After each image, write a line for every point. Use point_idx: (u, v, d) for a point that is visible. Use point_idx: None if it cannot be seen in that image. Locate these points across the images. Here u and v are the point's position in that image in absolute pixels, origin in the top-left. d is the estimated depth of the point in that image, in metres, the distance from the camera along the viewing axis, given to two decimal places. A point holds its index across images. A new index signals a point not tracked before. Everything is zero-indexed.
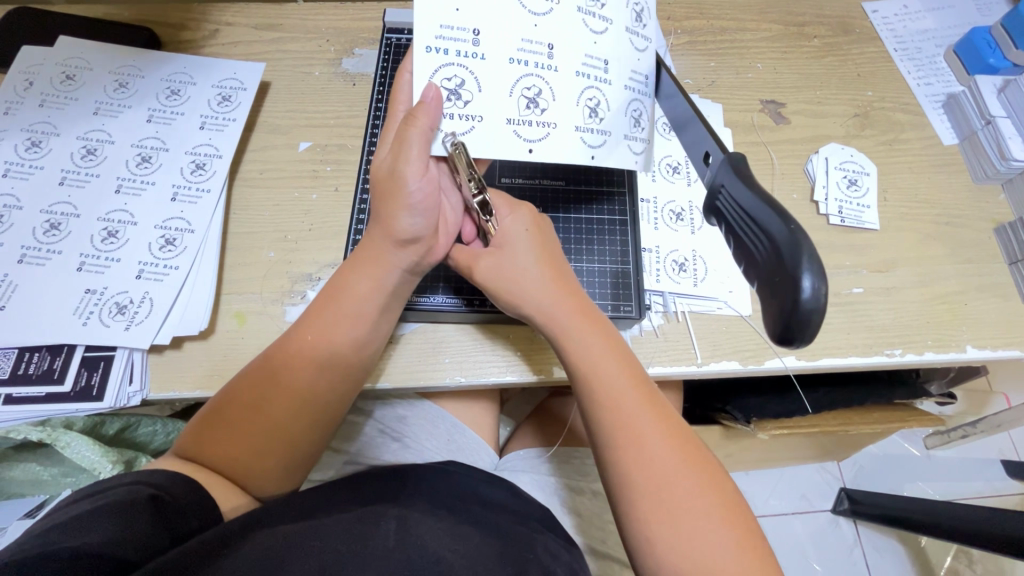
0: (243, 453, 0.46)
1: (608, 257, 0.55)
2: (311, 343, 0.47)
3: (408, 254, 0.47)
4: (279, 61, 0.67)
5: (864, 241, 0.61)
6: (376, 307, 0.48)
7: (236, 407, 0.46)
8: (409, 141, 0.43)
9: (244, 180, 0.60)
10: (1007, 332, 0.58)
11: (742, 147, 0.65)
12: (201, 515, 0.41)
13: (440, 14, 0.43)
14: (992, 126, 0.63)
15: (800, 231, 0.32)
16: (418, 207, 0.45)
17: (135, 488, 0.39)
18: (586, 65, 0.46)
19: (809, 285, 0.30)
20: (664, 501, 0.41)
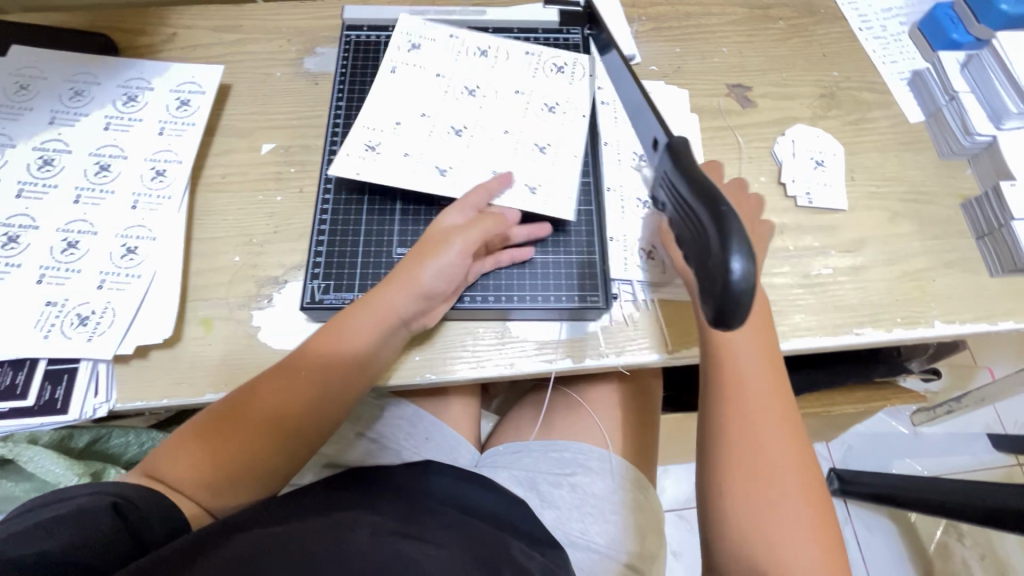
0: (241, 455, 0.45)
1: (574, 247, 0.55)
2: (320, 353, 0.48)
3: (419, 306, 0.49)
4: (240, 63, 0.66)
5: (832, 221, 0.61)
6: (378, 314, 0.48)
7: (229, 416, 0.46)
8: (452, 208, 0.52)
9: (207, 185, 0.59)
10: (976, 306, 0.58)
11: (709, 133, 0.65)
12: (167, 522, 0.41)
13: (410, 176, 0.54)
14: (955, 102, 0.63)
15: (730, 212, 0.30)
16: (446, 270, 0.49)
17: (97, 499, 0.39)
18: (509, 95, 0.59)
19: (737, 266, 0.28)
20: (766, 500, 0.43)
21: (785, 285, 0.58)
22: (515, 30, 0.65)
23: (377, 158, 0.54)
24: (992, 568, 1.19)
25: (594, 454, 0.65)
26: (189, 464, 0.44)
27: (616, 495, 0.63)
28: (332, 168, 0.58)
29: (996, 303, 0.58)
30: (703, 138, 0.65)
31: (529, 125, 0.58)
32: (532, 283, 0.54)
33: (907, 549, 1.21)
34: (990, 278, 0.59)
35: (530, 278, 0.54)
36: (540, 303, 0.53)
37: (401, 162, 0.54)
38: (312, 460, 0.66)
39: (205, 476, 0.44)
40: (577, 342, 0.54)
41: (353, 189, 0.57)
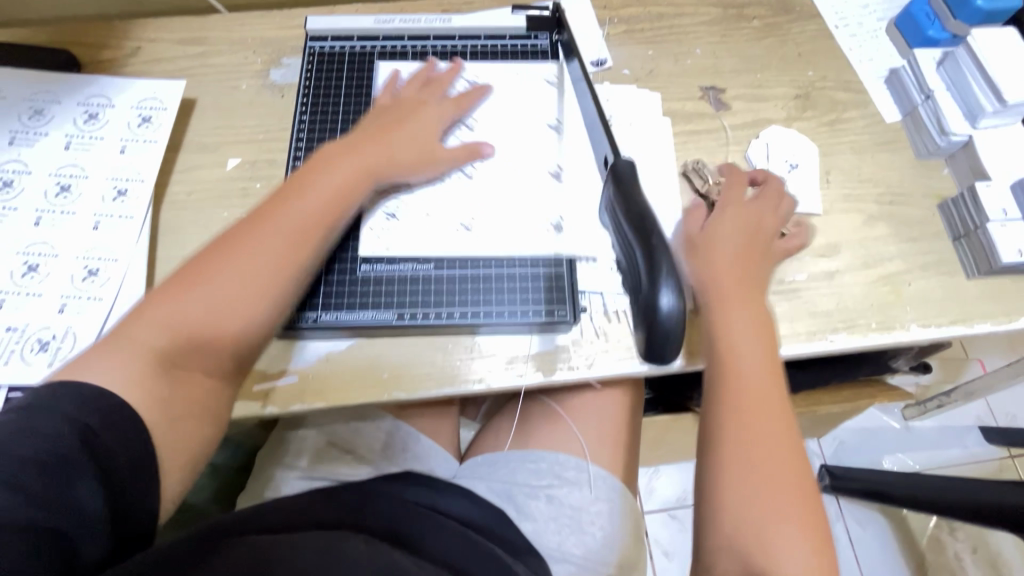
0: (209, 343, 0.44)
1: (541, 259, 0.55)
2: (307, 189, 0.50)
3: (355, 174, 0.51)
4: (204, 76, 0.65)
5: (807, 225, 0.60)
6: (367, 172, 0.52)
7: (206, 267, 0.46)
8: (378, 129, 0.54)
9: (172, 203, 0.58)
10: (952, 309, 0.57)
11: (683, 137, 0.64)
12: (135, 472, 0.38)
13: (435, 245, 0.54)
14: (932, 101, 0.62)
15: (667, 257, 0.39)
16: (387, 151, 0.53)
17: (69, 428, 0.36)
18: (529, 138, 0.59)
19: (667, 302, 0.39)
20: (752, 467, 0.45)
21: None
22: (482, 38, 0.64)
23: (400, 223, 0.55)
24: (983, 561, 1.19)
25: (571, 464, 0.64)
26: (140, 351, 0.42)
27: (593, 505, 0.62)
28: (295, 182, 0.57)
29: (973, 306, 0.57)
30: (676, 143, 0.64)
31: (548, 157, 0.59)
32: (498, 296, 0.54)
33: (898, 544, 1.21)
34: (967, 281, 0.58)
35: (495, 293, 0.54)
36: (507, 317, 0.53)
37: (427, 225, 0.55)
38: (285, 475, 0.64)
39: (163, 363, 0.42)
40: (547, 355, 0.54)
41: None
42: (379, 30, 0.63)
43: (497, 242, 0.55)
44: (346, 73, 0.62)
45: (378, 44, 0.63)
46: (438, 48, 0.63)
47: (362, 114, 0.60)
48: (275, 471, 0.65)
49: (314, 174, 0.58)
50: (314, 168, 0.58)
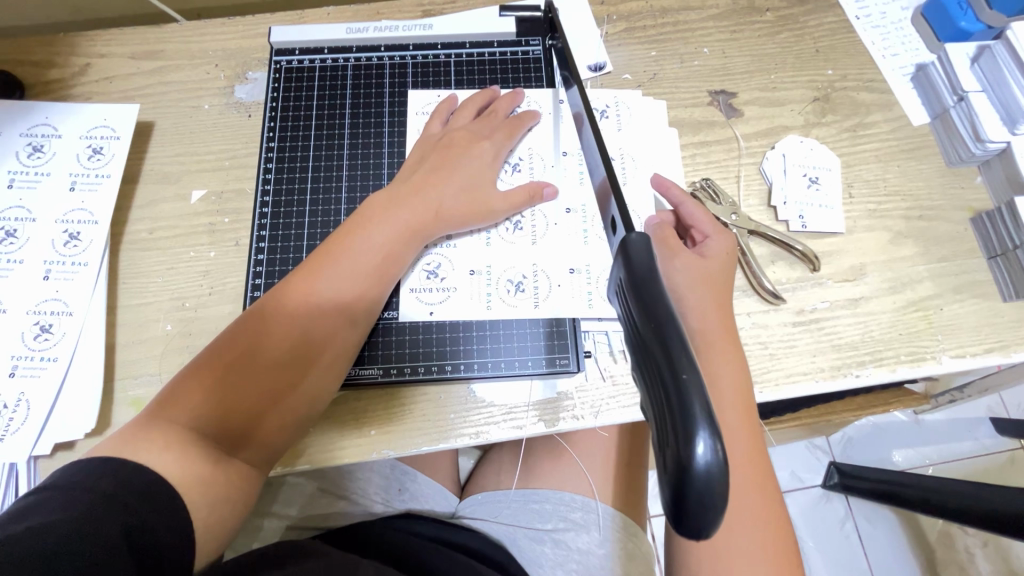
0: (246, 428, 0.41)
1: (541, 297, 0.50)
2: (352, 248, 0.45)
3: (404, 221, 0.46)
4: (162, 96, 0.58)
5: (828, 246, 0.55)
6: (410, 227, 0.47)
7: (239, 344, 0.42)
8: (460, 164, 0.50)
9: (131, 243, 0.53)
10: (987, 336, 0.53)
11: (692, 149, 0.58)
12: (176, 545, 0.35)
13: (475, 305, 0.50)
14: (965, 103, 0.56)
15: (690, 373, 0.22)
16: (458, 193, 0.49)
17: (108, 504, 0.33)
18: (539, 168, 0.53)
19: (702, 453, 0.21)
20: (727, 542, 0.41)
21: (777, 323, 0.52)
22: (467, 45, 0.58)
23: (442, 283, 0.50)
24: (995, 556, 1.13)
25: (577, 504, 0.58)
26: (175, 435, 0.38)
27: (601, 549, 0.56)
28: (265, 215, 0.52)
29: (1010, 332, 0.53)
30: (684, 157, 0.58)
31: (560, 186, 0.53)
32: (494, 346, 0.49)
33: (910, 542, 1.14)
34: (1002, 304, 0.54)
35: (495, 340, 0.49)
36: (505, 370, 0.48)
37: (467, 283, 0.50)
38: (271, 525, 0.60)
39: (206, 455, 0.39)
40: (549, 404, 0.48)
41: (289, 243, 0.51)
42: (353, 41, 0.57)
43: (541, 295, 0.50)
44: (318, 91, 0.56)
45: (352, 56, 0.57)
46: (418, 59, 0.57)
47: (337, 137, 0.54)
48: (261, 523, 0.60)
49: (286, 206, 0.52)
50: (285, 200, 0.53)
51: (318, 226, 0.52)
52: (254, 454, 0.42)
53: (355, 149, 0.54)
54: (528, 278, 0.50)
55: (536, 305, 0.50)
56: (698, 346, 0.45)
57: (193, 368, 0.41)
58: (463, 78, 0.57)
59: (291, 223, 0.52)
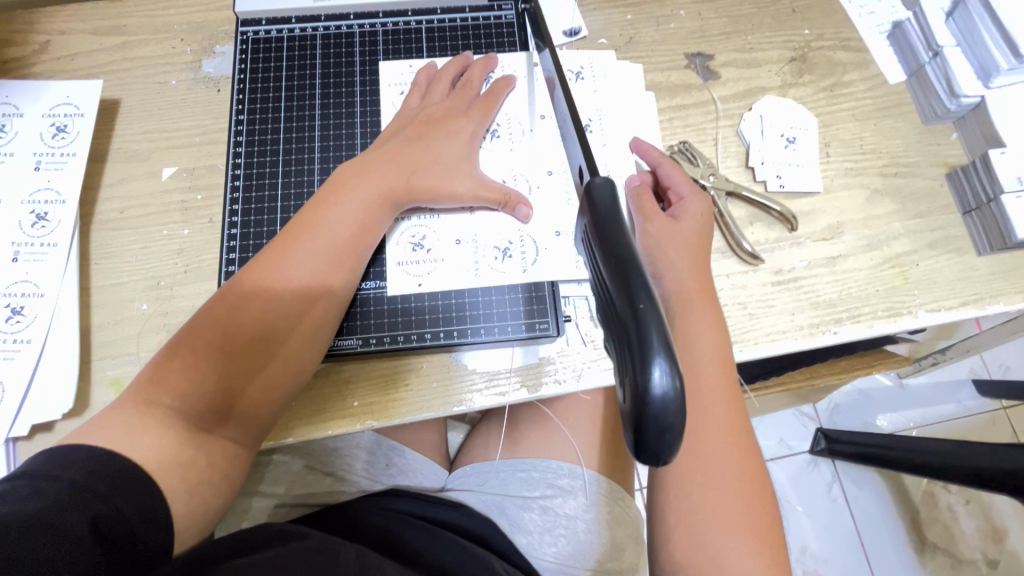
0: (222, 407, 0.40)
1: (524, 263, 0.50)
2: (326, 220, 0.44)
3: (379, 192, 0.45)
4: (127, 72, 0.57)
5: (806, 206, 0.55)
6: (386, 200, 0.46)
7: (215, 321, 0.41)
8: (436, 132, 0.49)
9: (102, 223, 0.52)
10: (962, 290, 0.53)
11: (669, 113, 0.58)
12: (150, 532, 0.35)
13: (462, 274, 0.49)
14: (940, 58, 0.56)
15: (649, 304, 0.24)
16: (434, 162, 0.48)
17: (75, 494, 0.33)
18: (518, 133, 0.53)
19: (659, 378, 0.23)
20: (703, 497, 0.42)
21: (756, 283, 0.53)
22: (438, 11, 0.56)
23: (426, 254, 0.50)
24: (977, 512, 1.16)
25: (563, 470, 0.59)
26: (155, 417, 0.38)
27: (589, 512, 0.57)
28: (238, 186, 0.51)
29: (984, 285, 0.53)
30: (662, 120, 0.58)
31: (539, 151, 0.52)
32: (472, 313, 0.49)
33: (895, 503, 1.16)
34: (977, 257, 0.54)
35: (479, 309, 0.49)
36: (485, 336, 0.48)
37: (454, 252, 0.50)
38: (260, 504, 0.60)
39: (185, 433, 0.39)
40: (531, 369, 0.49)
41: (262, 216, 0.50)
42: (321, 10, 0.56)
43: (528, 259, 0.50)
44: (286, 62, 0.55)
45: (320, 26, 0.56)
46: (388, 27, 0.56)
47: (308, 109, 0.53)
48: (250, 502, 0.60)
49: (260, 176, 0.52)
50: (259, 170, 0.52)
51: (292, 199, 0.51)
52: (235, 432, 0.41)
53: (327, 119, 0.53)
54: (513, 244, 0.50)
55: (522, 268, 0.49)
56: (674, 308, 0.46)
57: (171, 344, 0.41)
58: (435, 44, 0.56)
59: (263, 196, 0.51)
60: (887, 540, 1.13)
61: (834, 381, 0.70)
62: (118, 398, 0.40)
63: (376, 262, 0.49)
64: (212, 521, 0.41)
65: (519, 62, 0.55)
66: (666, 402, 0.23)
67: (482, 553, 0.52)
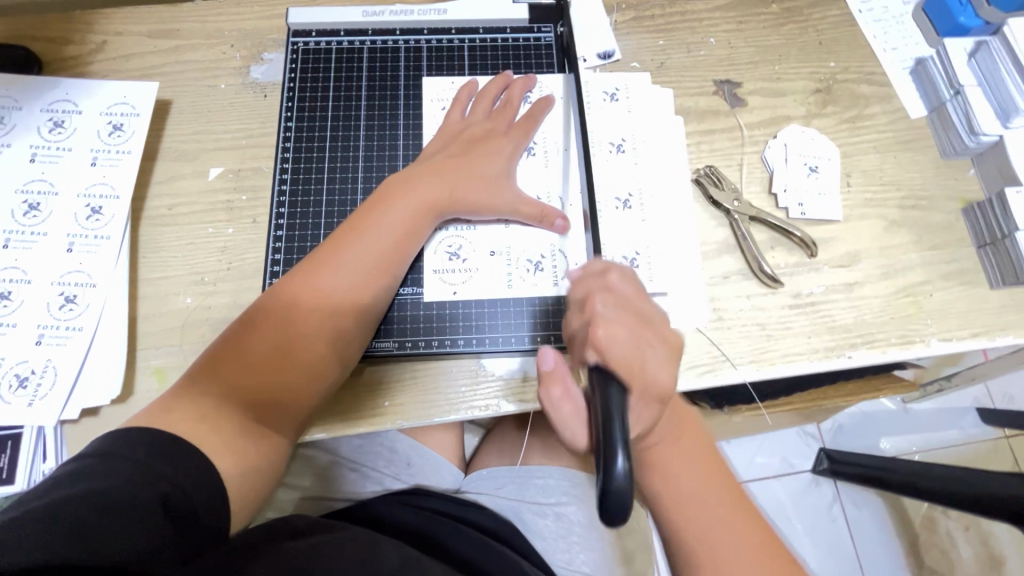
0: (268, 402, 0.42)
1: (556, 277, 0.52)
2: (371, 227, 0.46)
3: (421, 203, 0.48)
4: (179, 75, 0.59)
5: (825, 233, 0.57)
6: (428, 210, 0.48)
7: (264, 319, 0.44)
8: (478, 148, 0.51)
9: (151, 219, 0.54)
10: (973, 321, 0.55)
11: (697, 137, 0.60)
12: (211, 514, 0.37)
13: (496, 285, 0.51)
14: (961, 97, 0.58)
15: (619, 420, 0.34)
16: (475, 176, 0.50)
17: (146, 474, 0.35)
18: (553, 151, 0.55)
19: (620, 470, 0.32)
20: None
21: (775, 305, 0.55)
22: (480, 31, 0.59)
23: (462, 263, 0.52)
24: (975, 539, 1.17)
25: (578, 479, 0.61)
26: (208, 406, 0.40)
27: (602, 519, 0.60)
28: (284, 189, 0.54)
29: (995, 317, 0.55)
30: (689, 144, 0.60)
31: (573, 169, 0.55)
32: (502, 322, 0.51)
33: (894, 525, 1.17)
34: (989, 290, 0.56)
35: (509, 321, 0.51)
36: (513, 344, 0.50)
37: (488, 263, 0.52)
38: (285, 496, 0.62)
39: (236, 424, 0.41)
40: None
41: (307, 220, 0.53)
42: (368, 24, 0.58)
43: (559, 273, 0.52)
44: (334, 72, 0.57)
45: (367, 39, 0.58)
46: (432, 43, 0.58)
47: (354, 119, 0.56)
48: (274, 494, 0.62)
49: (305, 180, 0.54)
50: (304, 175, 0.54)
51: (335, 205, 0.53)
52: (279, 426, 0.43)
53: (371, 130, 0.55)
54: (546, 258, 0.52)
55: (553, 282, 0.52)
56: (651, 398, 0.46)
57: (224, 337, 0.44)
58: (477, 62, 0.58)
59: (308, 200, 0.53)
60: (885, 562, 1.14)
61: (842, 402, 0.72)
62: (173, 386, 0.42)
63: (414, 269, 0.51)
64: (256, 508, 0.42)
65: (556, 83, 0.57)
66: (622, 492, 0.32)
67: (507, 554, 0.54)
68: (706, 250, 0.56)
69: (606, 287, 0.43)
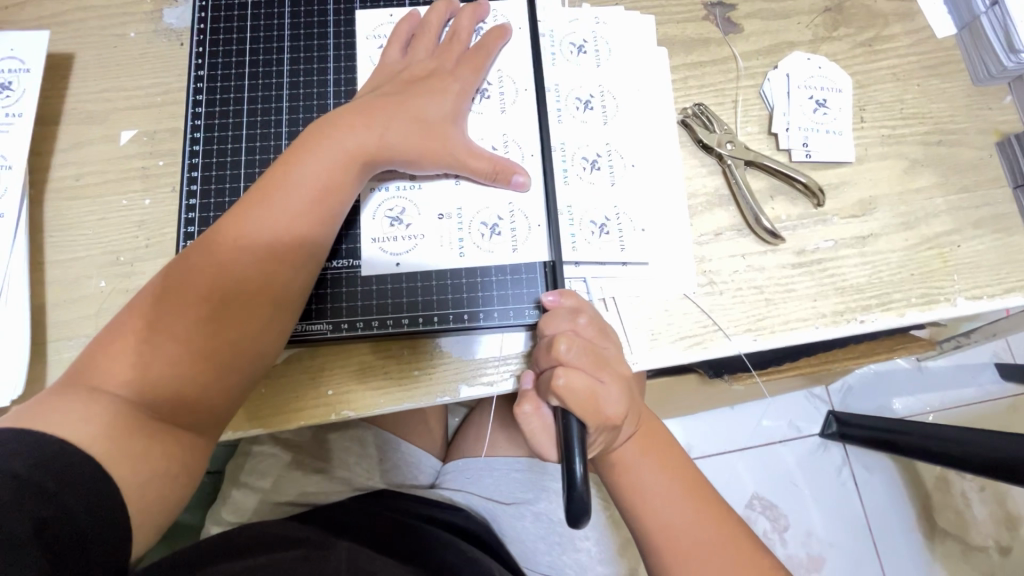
0: (172, 392, 0.37)
1: (516, 242, 0.45)
2: (286, 185, 0.39)
3: (346, 155, 0.40)
4: (81, 24, 0.51)
5: (834, 178, 0.49)
6: (355, 165, 0.41)
7: (165, 295, 0.38)
8: (415, 88, 0.43)
9: (57, 192, 0.48)
10: (1007, 275, 0.47)
11: (684, 71, 0.51)
12: (104, 534, 0.32)
13: (446, 253, 0.44)
14: (1000, 7, 0.49)
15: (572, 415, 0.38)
16: (410, 120, 0.42)
17: (20, 491, 0.30)
18: (511, 93, 0.47)
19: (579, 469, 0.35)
20: None
21: (774, 265, 0.47)
22: None
23: (408, 230, 0.45)
24: (990, 499, 1.11)
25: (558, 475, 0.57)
26: (99, 402, 0.35)
27: None
28: (197, 149, 0.46)
29: None
30: (675, 80, 0.51)
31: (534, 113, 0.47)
32: (456, 295, 0.44)
33: (906, 488, 1.12)
34: None
35: (463, 295, 0.44)
36: (469, 322, 0.44)
37: (436, 228, 0.45)
38: (243, 498, 0.58)
39: (133, 423, 0.35)
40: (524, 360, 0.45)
41: (225, 185, 0.45)
42: None
43: (520, 237, 0.45)
44: (252, 10, 0.49)
45: None
46: None
47: (275, 65, 0.48)
48: (233, 495, 0.58)
49: (221, 138, 0.46)
50: (220, 132, 0.46)
51: (258, 167, 0.46)
52: (188, 422, 0.38)
53: (297, 76, 0.47)
54: (504, 220, 0.45)
55: (512, 247, 0.44)
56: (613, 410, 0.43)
57: (122, 316, 0.38)
58: None
59: (226, 162, 0.46)
60: (896, 526, 1.10)
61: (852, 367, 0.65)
62: (64, 378, 0.37)
63: (350, 238, 0.44)
64: (169, 517, 0.37)
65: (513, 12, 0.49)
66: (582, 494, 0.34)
67: (478, 556, 0.50)
68: (694, 203, 0.48)
69: (574, 330, 0.41)
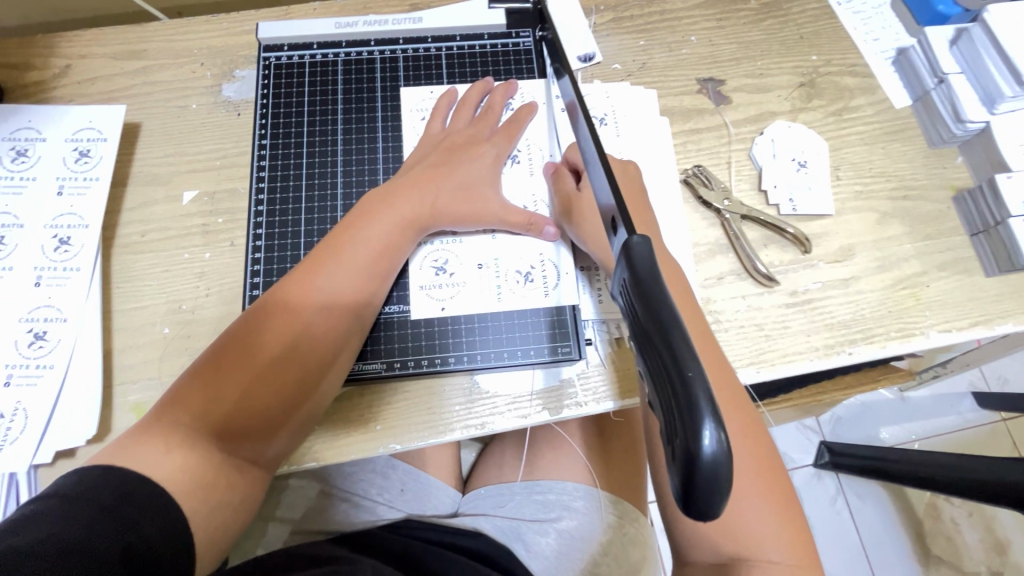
0: (246, 429, 0.40)
1: (546, 289, 0.50)
2: (352, 242, 0.45)
3: (403, 214, 0.46)
4: (147, 96, 0.57)
5: (818, 229, 0.56)
6: (410, 224, 0.47)
7: (241, 339, 0.42)
8: (460, 156, 0.50)
9: (123, 247, 0.52)
10: (972, 311, 0.54)
11: (683, 138, 0.59)
12: (178, 558, 0.35)
13: (486, 298, 0.50)
14: (945, 86, 0.58)
15: (690, 357, 0.24)
16: (457, 185, 0.48)
17: (107, 518, 0.33)
18: (539, 157, 0.53)
19: (709, 440, 0.23)
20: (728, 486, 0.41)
21: (770, 305, 0.53)
22: (457, 38, 0.58)
23: (450, 279, 0.50)
24: (979, 524, 1.16)
25: (579, 493, 0.59)
26: (179, 436, 0.38)
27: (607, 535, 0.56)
28: (261, 209, 0.52)
29: (993, 305, 0.54)
30: (676, 145, 0.59)
31: None
32: (495, 337, 0.49)
33: (898, 515, 1.16)
34: (985, 278, 0.55)
35: (500, 337, 0.49)
36: (507, 361, 0.49)
37: (476, 276, 0.50)
38: (275, 530, 0.61)
39: (211, 455, 0.39)
40: (553, 392, 0.48)
41: (286, 240, 0.51)
42: (342, 36, 0.57)
43: (551, 283, 0.50)
44: (308, 88, 0.56)
45: (341, 52, 0.57)
46: (408, 53, 0.57)
47: (330, 135, 0.54)
48: (264, 528, 0.61)
49: (282, 199, 0.52)
50: (280, 193, 0.52)
51: (314, 225, 0.52)
52: (255, 455, 0.41)
53: (349, 144, 0.54)
54: (536, 269, 0.51)
55: (545, 293, 0.50)
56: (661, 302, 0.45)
57: (201, 360, 0.42)
58: (455, 71, 0.57)
59: (287, 220, 0.52)
60: (891, 552, 1.14)
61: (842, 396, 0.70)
62: (145, 415, 0.40)
63: (399, 286, 0.50)
64: (231, 542, 0.41)
65: (537, 88, 0.56)
66: (718, 460, 0.23)
67: None
68: (699, 251, 0.55)
69: None
